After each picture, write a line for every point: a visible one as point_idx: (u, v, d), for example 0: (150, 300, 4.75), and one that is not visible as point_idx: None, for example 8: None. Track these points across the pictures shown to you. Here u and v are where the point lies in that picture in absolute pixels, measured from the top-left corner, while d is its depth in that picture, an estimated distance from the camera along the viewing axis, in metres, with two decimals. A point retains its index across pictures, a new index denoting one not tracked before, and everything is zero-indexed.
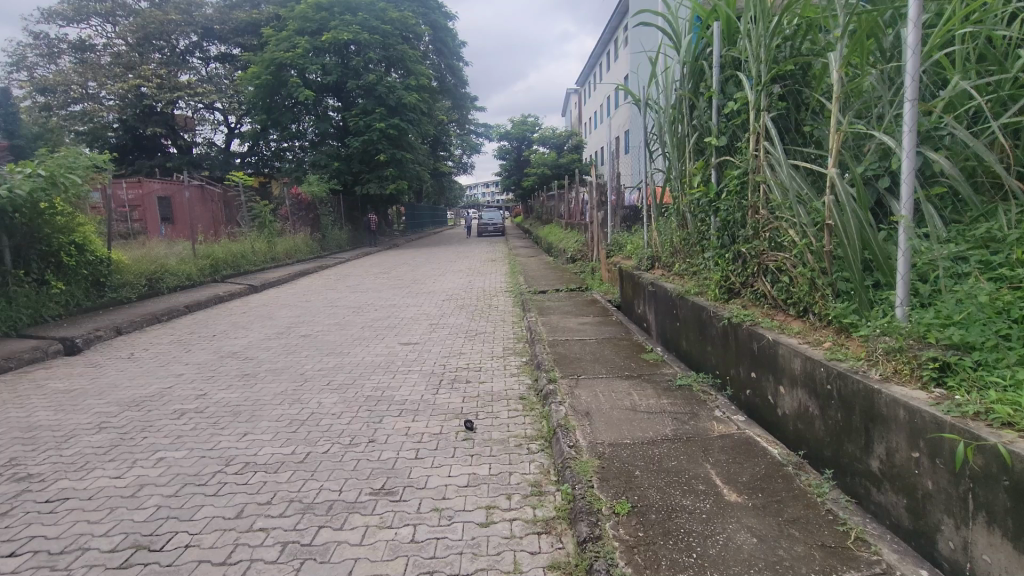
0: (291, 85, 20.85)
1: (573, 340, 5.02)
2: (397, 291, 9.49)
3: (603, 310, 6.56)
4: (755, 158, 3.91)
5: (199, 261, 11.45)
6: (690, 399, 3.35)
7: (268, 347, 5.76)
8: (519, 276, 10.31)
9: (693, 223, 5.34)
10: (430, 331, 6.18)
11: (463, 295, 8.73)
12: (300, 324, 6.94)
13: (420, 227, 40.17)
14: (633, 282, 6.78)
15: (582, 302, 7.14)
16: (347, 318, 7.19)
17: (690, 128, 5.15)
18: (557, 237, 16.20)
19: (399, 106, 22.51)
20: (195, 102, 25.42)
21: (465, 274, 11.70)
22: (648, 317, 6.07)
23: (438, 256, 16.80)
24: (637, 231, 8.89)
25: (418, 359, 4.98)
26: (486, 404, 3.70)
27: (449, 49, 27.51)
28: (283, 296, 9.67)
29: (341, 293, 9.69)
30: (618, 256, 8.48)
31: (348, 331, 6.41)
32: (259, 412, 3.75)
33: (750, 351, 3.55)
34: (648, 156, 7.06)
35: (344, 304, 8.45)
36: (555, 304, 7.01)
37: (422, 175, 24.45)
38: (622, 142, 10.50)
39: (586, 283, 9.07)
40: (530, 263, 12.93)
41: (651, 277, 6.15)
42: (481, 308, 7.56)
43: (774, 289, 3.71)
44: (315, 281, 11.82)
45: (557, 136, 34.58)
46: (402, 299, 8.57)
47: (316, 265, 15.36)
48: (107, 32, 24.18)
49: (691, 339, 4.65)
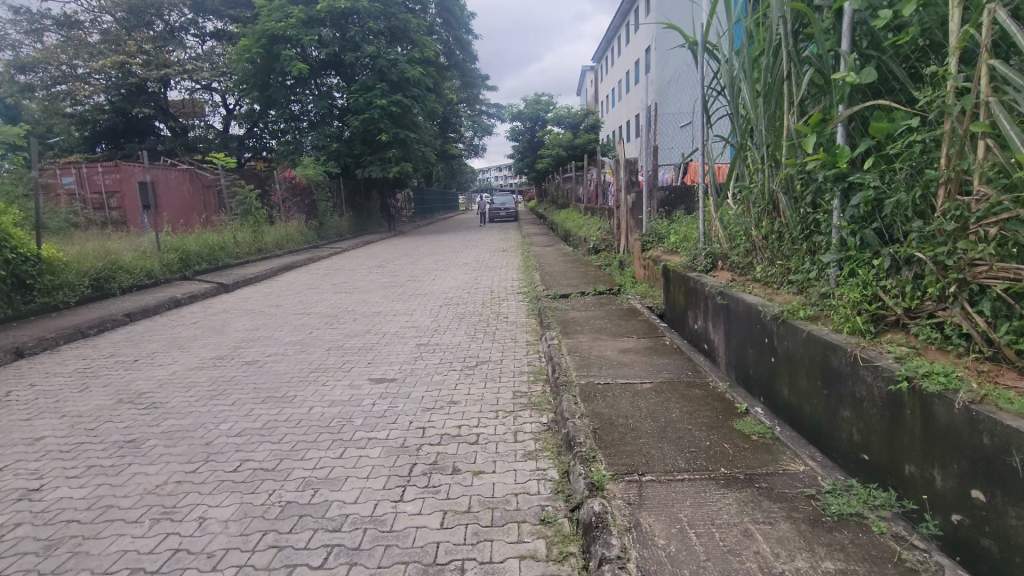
0: (283, 59, 19.17)
1: (618, 386, 3.35)
2: (385, 293, 7.91)
3: (649, 325, 4.91)
4: (957, 95, 2.21)
5: (166, 255, 9.95)
6: (879, 561, 1.69)
7: (189, 386, 4.19)
8: (534, 272, 8.68)
9: (790, 212, 3.65)
10: (413, 359, 4.56)
11: (465, 299, 7.10)
12: (252, 343, 5.38)
13: (429, 213, 38.55)
14: (687, 287, 5.13)
15: (619, 312, 5.46)
16: (315, 333, 5.65)
17: (792, 68, 3.46)
18: (577, 223, 14.50)
19: (401, 81, 20.83)
20: (188, 81, 23.93)
21: (470, 269, 10.08)
22: (715, 340, 4.44)
23: (443, 246, 15.23)
24: (683, 219, 7.17)
25: (390, 415, 3.36)
26: (483, 540, 2.08)
27: (457, 21, 25.62)
28: (252, 298, 8.12)
29: (322, 294, 8.14)
30: (660, 250, 6.81)
31: (307, 357, 4.80)
32: (87, 549, 2.17)
33: (971, 449, 1.90)
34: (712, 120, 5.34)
35: (320, 310, 6.91)
36: (583, 317, 5.33)
37: (428, 156, 22.85)
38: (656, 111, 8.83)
39: (615, 283, 7.45)
40: (546, 254, 11.34)
41: (717, 283, 4.49)
42: (484, 319, 5.92)
43: (1004, 333, 2.05)
44: (300, 277, 10.32)
45: (572, 115, 32.48)
46: (391, 304, 7.03)
47: (308, 256, 13.85)
48: (94, 7, 22.73)
49: (805, 391, 3.03)
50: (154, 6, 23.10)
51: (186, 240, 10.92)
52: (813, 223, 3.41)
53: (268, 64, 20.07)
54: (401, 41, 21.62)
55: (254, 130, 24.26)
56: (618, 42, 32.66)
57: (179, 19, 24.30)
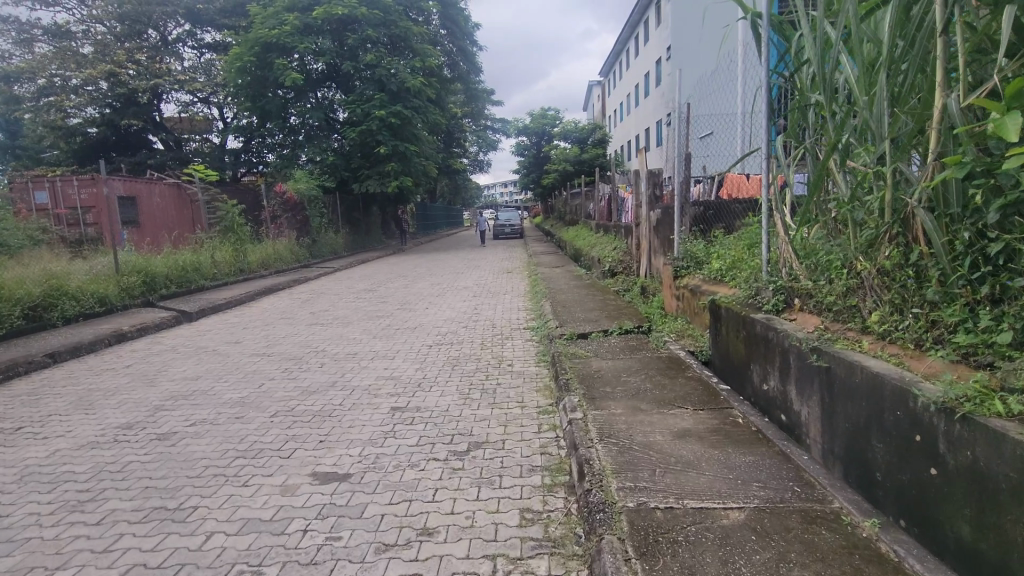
0: (277, 68, 18.13)
1: (687, 517, 2.09)
2: (368, 327, 6.69)
3: (703, 383, 3.67)
4: None
5: (126, 278, 8.77)
6: None
7: (55, 481, 2.92)
8: (543, 301, 7.45)
9: (943, 239, 2.46)
10: (383, 437, 3.30)
11: (460, 338, 5.84)
12: (177, 403, 4.11)
13: (432, 228, 37.44)
14: (748, 334, 3.91)
15: (658, 362, 4.21)
16: (266, 387, 4.42)
17: (950, 18, 2.33)
18: (588, 242, 13.32)
19: (402, 92, 19.81)
20: (182, 93, 22.98)
21: (470, 295, 8.87)
22: (801, 413, 3.22)
23: (443, 266, 14.05)
24: (728, 241, 5.95)
25: (324, 563, 2.09)
26: None
27: (461, 31, 24.62)
28: (212, 332, 6.90)
29: (295, 327, 6.93)
30: (701, 278, 5.58)
31: (238, 430, 3.53)
32: None
33: None
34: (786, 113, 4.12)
35: (285, 350, 5.68)
36: (611, 370, 4.07)
37: (429, 170, 21.80)
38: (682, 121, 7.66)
39: (642, 316, 6.22)
40: (556, 277, 10.15)
41: (801, 334, 3.26)
42: (483, 369, 4.65)
43: None
44: (278, 303, 9.09)
45: (580, 129, 31.38)
46: (371, 343, 5.81)
47: (295, 277, 12.67)
48: (87, 17, 21.85)
49: (1018, 545, 1.78)
50: (148, 16, 22.20)
51: (154, 260, 9.75)
52: (1001, 257, 2.22)
53: (261, 73, 19.04)
54: (401, 51, 20.66)
55: (250, 144, 23.24)
56: (626, 55, 31.74)
57: (176, 30, 23.45)
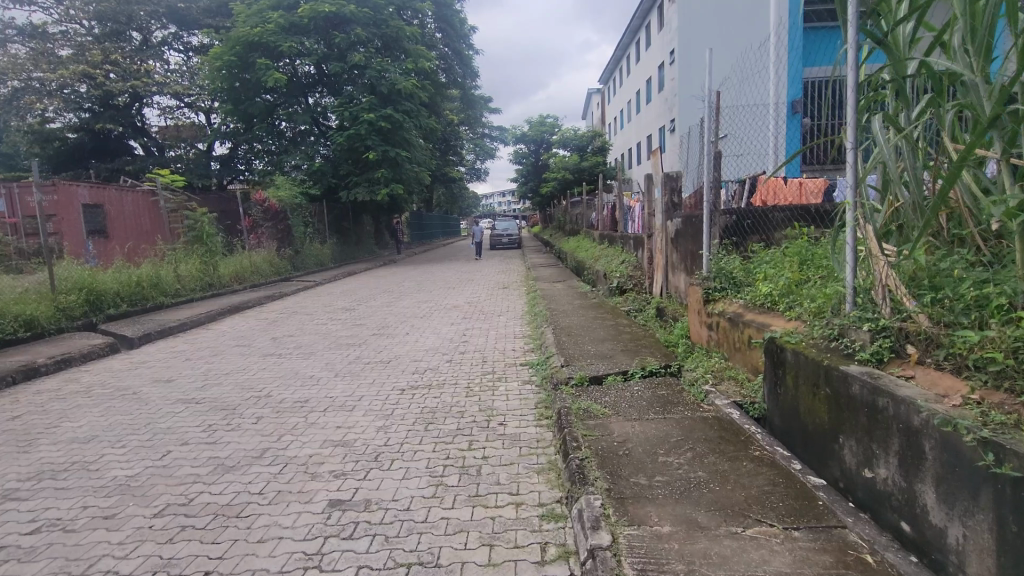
0: (260, 68, 16.94)
1: None
2: (334, 358, 5.57)
3: (781, 470, 2.52)
4: None
5: (64, 298, 7.62)
6: None
7: None
8: (544, 325, 6.35)
9: None
10: (301, 568, 2.14)
11: (442, 378, 4.70)
12: (36, 489, 2.94)
13: (428, 238, 36.30)
14: (836, 394, 2.77)
15: (705, 427, 3.08)
16: (171, 458, 3.28)
17: None
18: (591, 254, 12.17)
19: (393, 94, 18.74)
20: (165, 97, 21.82)
21: (459, 316, 7.76)
22: (947, 534, 2.09)
23: (433, 280, 12.91)
24: (774, 260, 4.84)
25: None
26: None
27: (455, 32, 23.60)
28: (148, 364, 5.76)
29: (249, 359, 5.81)
30: (743, 306, 4.47)
31: (92, 549, 2.36)
32: None
33: None
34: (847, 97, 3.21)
35: (222, 393, 4.55)
36: (641, 443, 2.93)
37: (422, 177, 20.70)
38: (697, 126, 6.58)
39: (665, 350, 5.10)
40: (557, 294, 9.04)
41: (941, 406, 2.14)
42: (464, 430, 3.49)
43: None
44: (240, 326, 7.94)
45: (579, 136, 30.30)
46: (331, 385, 4.68)
47: (271, 292, 11.56)
48: (64, 17, 20.58)
49: None
50: (129, 15, 21.00)
51: (101, 274, 8.59)
52: None
53: (244, 75, 17.89)
54: (393, 52, 19.62)
55: (235, 150, 22.08)
56: (627, 60, 30.75)
57: (162, 33, 22.27)
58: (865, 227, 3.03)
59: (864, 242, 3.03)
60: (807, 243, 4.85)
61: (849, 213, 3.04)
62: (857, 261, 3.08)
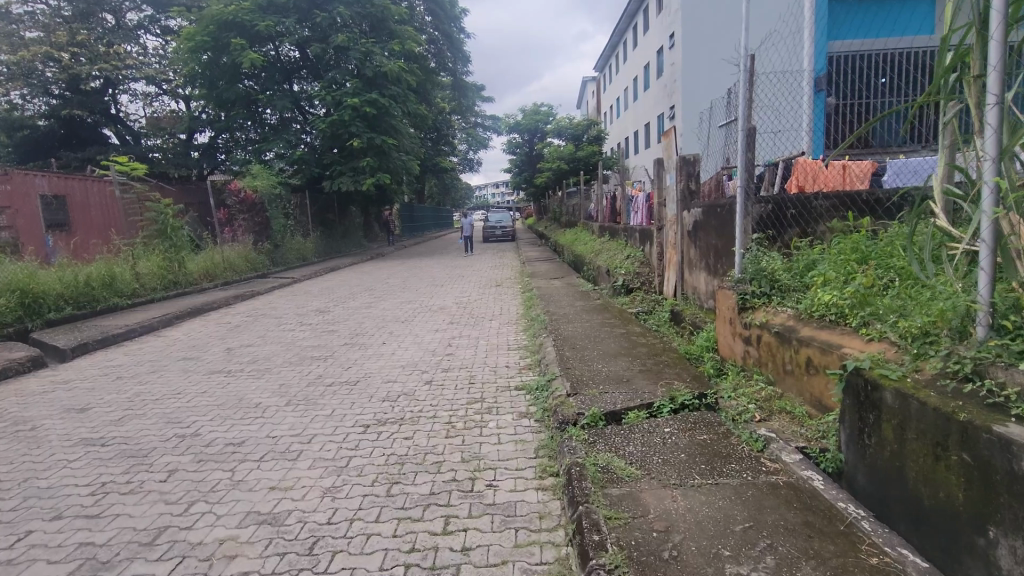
0: (234, 49, 15.79)
1: None
2: (291, 379, 4.63)
3: None
4: None
5: None
6: None
7: None
8: (543, 335, 5.44)
9: None
10: None
11: (417, 408, 3.77)
12: None
13: (419, 231, 35.20)
14: (987, 464, 1.88)
15: (778, 503, 2.19)
16: (19, 547, 2.32)
17: None
18: (591, 248, 11.21)
19: (379, 78, 17.66)
20: (138, 82, 20.56)
21: (445, 321, 6.83)
22: None
23: (420, 277, 11.93)
24: (827, 259, 3.93)
25: None
26: None
27: (445, 14, 22.47)
28: (69, 387, 4.79)
29: (191, 379, 4.84)
30: (797, 320, 3.56)
31: None
32: None
33: None
34: (978, 35, 2.26)
35: (134, 432, 3.58)
36: (691, 533, 2.01)
37: (411, 167, 19.68)
38: (722, 101, 5.68)
39: (692, 369, 4.19)
40: (556, 294, 8.13)
41: None
42: (437, 497, 2.55)
43: None
44: (195, 333, 6.94)
45: (574, 125, 29.21)
46: (277, 417, 3.73)
47: (240, 291, 10.54)
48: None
49: None
50: None
51: (38, 274, 7.54)
52: None
53: (218, 57, 16.73)
54: (379, 34, 18.55)
55: (213, 138, 20.91)
56: (623, 47, 29.70)
57: (136, 15, 20.95)
58: (1008, 217, 2.16)
59: (1009, 240, 2.15)
60: (866, 238, 3.95)
61: (987, 200, 2.14)
62: (998, 268, 2.17)
